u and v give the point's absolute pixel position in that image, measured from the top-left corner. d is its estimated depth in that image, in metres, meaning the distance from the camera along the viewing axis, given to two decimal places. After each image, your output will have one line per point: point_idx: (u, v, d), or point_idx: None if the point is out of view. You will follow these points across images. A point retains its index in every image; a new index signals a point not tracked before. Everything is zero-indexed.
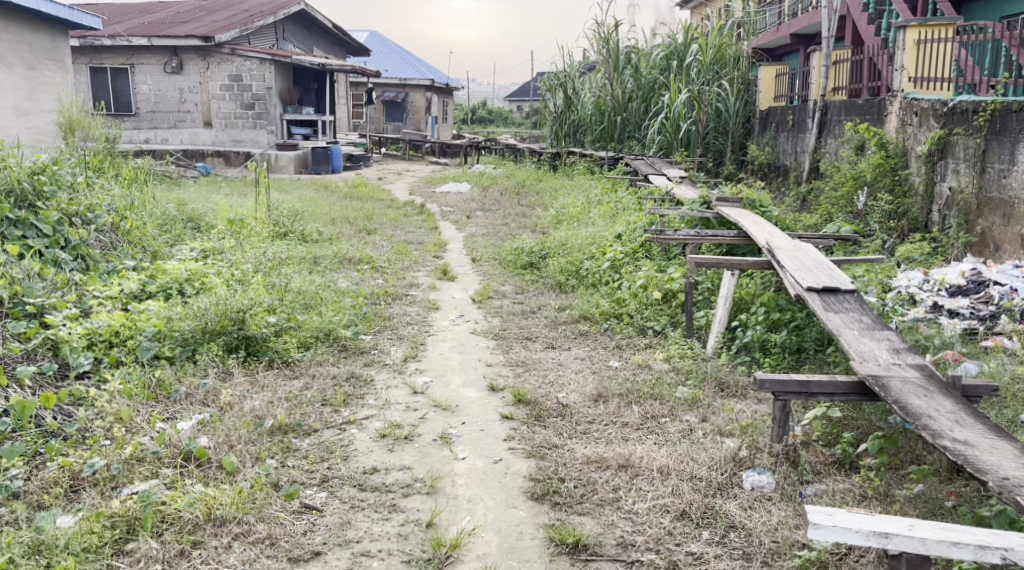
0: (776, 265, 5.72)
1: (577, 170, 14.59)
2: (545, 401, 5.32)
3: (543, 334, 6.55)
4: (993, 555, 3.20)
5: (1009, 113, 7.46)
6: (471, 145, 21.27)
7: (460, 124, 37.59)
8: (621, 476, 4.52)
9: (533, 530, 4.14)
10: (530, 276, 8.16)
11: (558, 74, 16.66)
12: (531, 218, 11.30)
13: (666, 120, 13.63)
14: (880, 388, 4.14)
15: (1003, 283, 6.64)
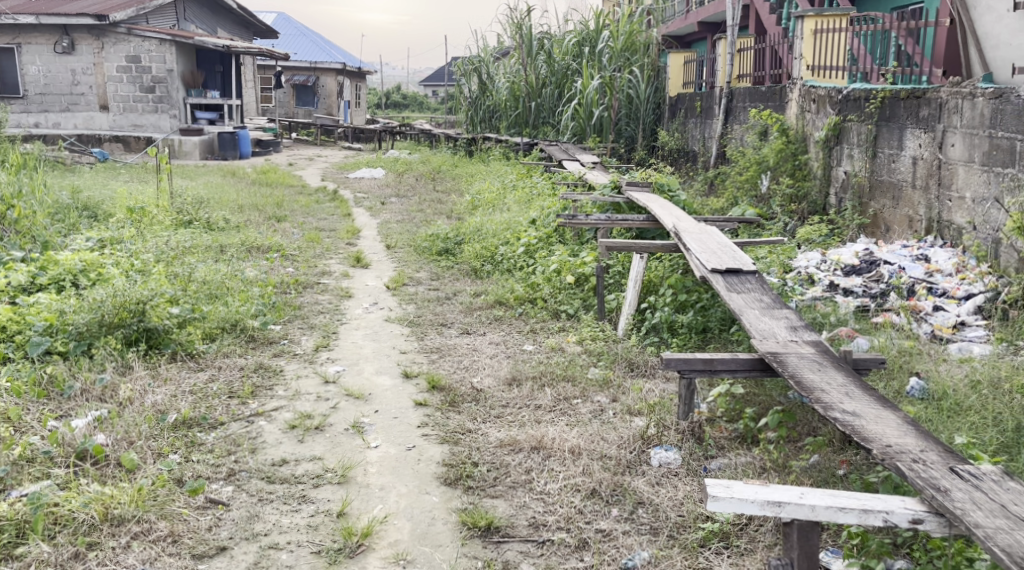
0: (682, 248, 5.86)
1: (493, 156, 14.66)
2: (459, 387, 5.36)
3: (457, 320, 6.60)
4: (875, 518, 3.30)
5: (897, 100, 7.75)
6: (383, 130, 21.10)
7: (373, 109, 37.31)
8: (533, 457, 4.60)
9: (446, 515, 4.18)
10: (445, 262, 8.18)
11: (472, 59, 16.61)
12: (446, 204, 11.29)
13: (579, 106, 13.79)
14: (778, 363, 4.30)
15: (893, 262, 6.93)
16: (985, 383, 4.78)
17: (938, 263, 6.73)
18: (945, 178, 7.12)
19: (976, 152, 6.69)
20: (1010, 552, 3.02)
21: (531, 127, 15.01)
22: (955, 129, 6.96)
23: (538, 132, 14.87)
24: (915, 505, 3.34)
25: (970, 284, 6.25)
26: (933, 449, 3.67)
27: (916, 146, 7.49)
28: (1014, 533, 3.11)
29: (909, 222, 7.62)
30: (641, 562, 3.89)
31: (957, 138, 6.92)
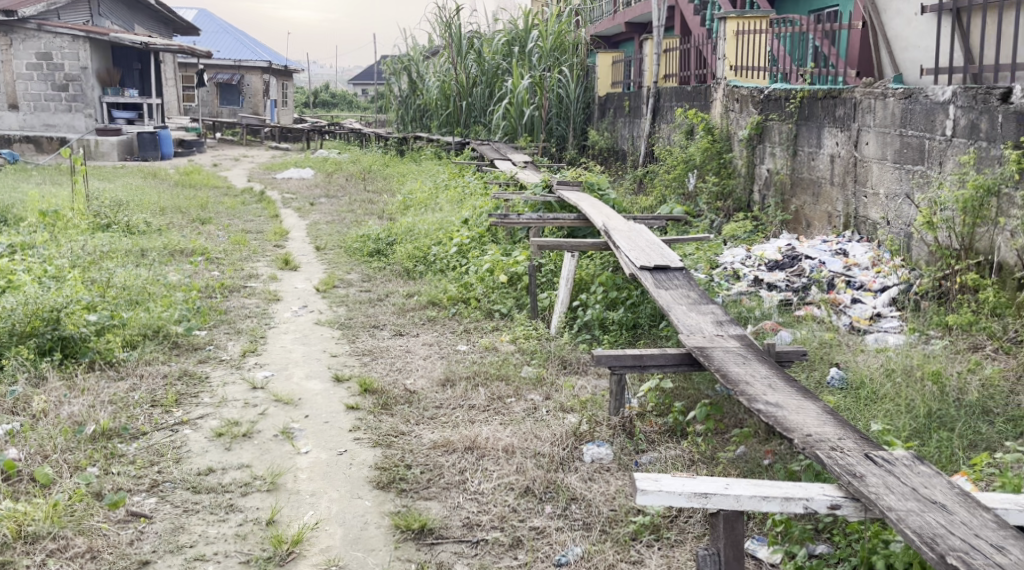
0: (612, 246, 5.95)
1: (425, 155, 14.64)
2: (392, 389, 5.37)
3: (389, 321, 6.59)
4: (797, 506, 3.26)
5: (815, 100, 8.00)
6: (312, 129, 20.90)
7: (301, 108, 36.89)
8: (467, 457, 4.62)
9: (379, 519, 4.18)
10: (377, 263, 8.15)
11: (401, 58, 16.56)
12: (377, 204, 11.25)
13: (510, 106, 13.79)
14: (704, 358, 4.41)
15: (814, 256, 7.14)
16: (899, 370, 4.96)
17: (856, 256, 6.96)
18: (860, 175, 7.36)
19: (889, 149, 6.93)
20: (920, 532, 2.97)
21: (462, 127, 14.99)
22: (869, 128, 7.20)
23: (470, 131, 14.87)
24: (833, 491, 3.34)
25: (885, 276, 6.48)
26: (850, 437, 3.78)
27: (833, 145, 7.73)
28: (924, 514, 3.08)
29: (828, 218, 7.87)
30: (574, 558, 3.92)
31: (871, 137, 7.17)
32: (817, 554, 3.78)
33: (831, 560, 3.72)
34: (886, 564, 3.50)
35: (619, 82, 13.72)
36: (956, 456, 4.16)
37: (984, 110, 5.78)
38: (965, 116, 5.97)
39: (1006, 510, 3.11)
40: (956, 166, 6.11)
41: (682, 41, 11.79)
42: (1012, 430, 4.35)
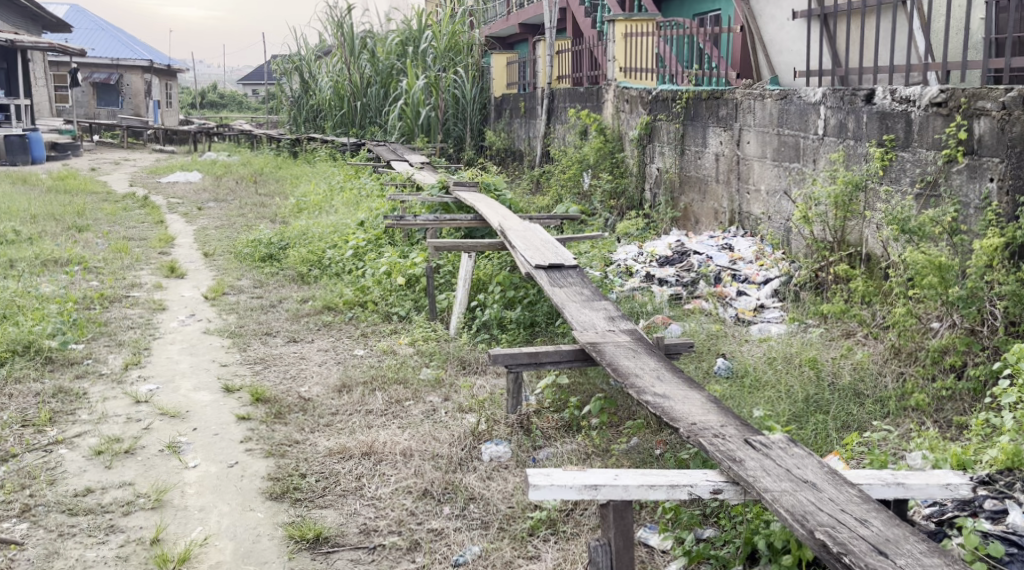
0: (508, 246, 6.03)
1: (319, 157, 14.47)
2: (285, 398, 5.33)
3: (283, 328, 6.53)
4: (682, 493, 3.33)
5: (700, 101, 8.25)
6: (199, 130, 20.40)
7: (188, 109, 35.92)
8: (364, 463, 4.58)
9: (272, 530, 4.08)
10: (269, 268, 8.06)
11: (293, 57, 16.47)
12: (269, 207, 11.09)
13: (405, 106, 13.70)
14: (596, 352, 4.47)
15: (701, 252, 7.40)
16: (780, 358, 5.19)
17: (740, 251, 7.23)
18: (743, 173, 7.65)
19: (768, 148, 7.22)
20: (792, 510, 3.11)
21: (358, 128, 14.87)
22: (750, 128, 7.48)
23: (365, 132, 14.73)
24: (715, 477, 3.43)
25: (768, 269, 6.77)
26: (732, 423, 3.83)
27: (718, 144, 8.00)
28: (796, 493, 3.22)
29: (715, 215, 8.16)
30: (472, 557, 3.85)
31: (752, 136, 7.45)
32: (705, 538, 3.87)
33: (717, 542, 3.79)
34: (766, 542, 3.56)
35: (515, 82, 13.86)
36: (830, 438, 4.39)
37: (850, 111, 6.09)
38: (835, 116, 6.28)
39: (871, 485, 3.29)
40: (828, 163, 6.42)
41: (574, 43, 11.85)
42: (880, 411, 4.61)
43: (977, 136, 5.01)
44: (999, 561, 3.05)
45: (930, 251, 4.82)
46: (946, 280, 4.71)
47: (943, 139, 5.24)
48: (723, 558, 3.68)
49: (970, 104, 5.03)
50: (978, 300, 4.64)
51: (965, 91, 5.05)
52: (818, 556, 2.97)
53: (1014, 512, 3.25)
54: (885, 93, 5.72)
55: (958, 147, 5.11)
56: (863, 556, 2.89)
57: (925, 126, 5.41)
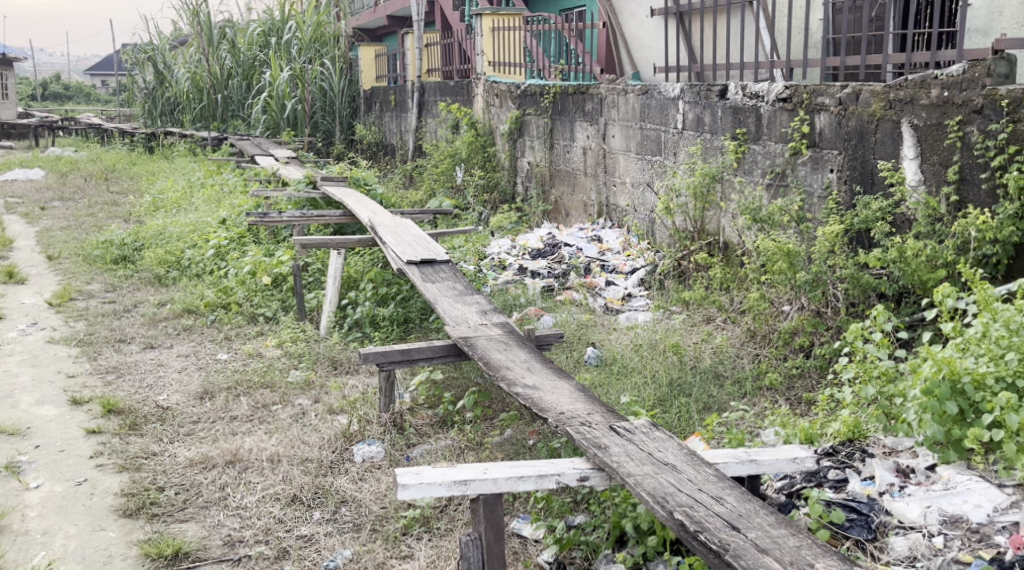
0: (380, 241, 5.99)
1: (177, 152, 14.02)
2: (141, 407, 5.17)
3: (138, 333, 6.35)
4: (550, 482, 3.41)
5: (566, 95, 8.40)
6: (42, 124, 19.36)
7: (29, 101, 33.96)
8: (228, 472, 4.46)
9: (125, 549, 3.93)
10: (123, 271, 7.81)
11: (145, 47, 15.71)
12: (122, 206, 10.71)
13: (270, 100, 13.45)
14: (467, 346, 4.47)
15: (571, 244, 7.58)
16: (645, 345, 5.38)
17: (609, 242, 7.47)
18: (610, 165, 7.85)
19: (632, 142, 7.44)
20: (653, 492, 3.24)
21: (219, 121, 14.57)
22: (614, 122, 7.68)
23: (228, 125, 14.42)
24: (582, 464, 3.53)
25: (634, 259, 6.99)
26: (598, 411, 3.93)
27: (584, 138, 8.18)
28: (658, 476, 3.35)
29: (584, 208, 8.37)
30: (343, 561, 3.82)
31: (616, 130, 7.64)
32: (576, 525, 3.97)
33: (587, 528, 3.90)
34: (633, 525, 3.70)
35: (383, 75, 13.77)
36: (692, 419, 4.60)
37: (706, 106, 6.34)
38: (692, 111, 6.52)
39: (726, 463, 3.47)
40: (687, 156, 6.68)
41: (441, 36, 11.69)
42: (738, 391, 4.83)
43: (818, 129, 5.31)
44: (841, 526, 3.26)
45: (779, 238, 5.13)
46: (795, 266, 5.02)
47: (788, 132, 5.53)
48: (592, 543, 3.81)
49: (811, 100, 5.33)
50: (822, 285, 4.93)
51: (807, 88, 5.35)
52: (677, 535, 3.10)
53: (853, 480, 3.48)
54: (737, 89, 5.99)
55: (802, 140, 5.41)
56: (718, 532, 3.02)
57: (773, 121, 5.69)
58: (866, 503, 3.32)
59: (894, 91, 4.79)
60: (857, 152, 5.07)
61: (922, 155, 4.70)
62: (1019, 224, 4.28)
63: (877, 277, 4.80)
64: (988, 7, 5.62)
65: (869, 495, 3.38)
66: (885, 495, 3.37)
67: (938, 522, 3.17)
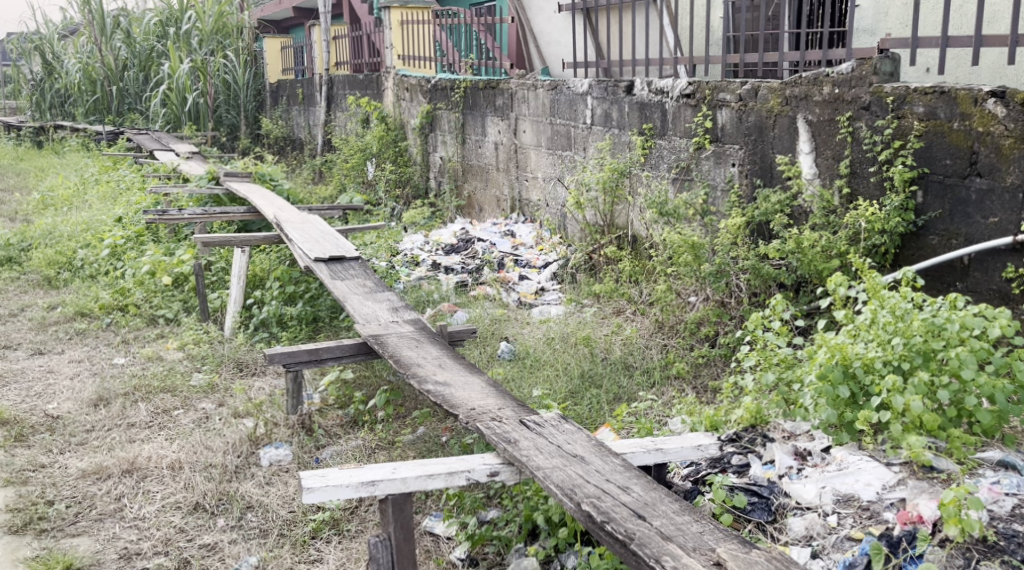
0: (286, 239, 5.90)
1: (68, 146, 13.23)
2: (30, 417, 4.99)
3: (27, 339, 6.14)
4: (460, 479, 3.43)
5: (477, 90, 8.41)
6: None
7: None
8: (125, 482, 4.34)
9: (11, 568, 3.75)
10: (9, 273, 7.54)
11: (31, 36, 15.08)
12: (9, 205, 10.29)
13: (169, 91, 12.93)
14: (377, 345, 4.45)
15: (484, 239, 7.63)
16: (557, 338, 5.44)
17: (522, 237, 7.52)
18: (521, 160, 7.91)
19: (542, 137, 7.49)
20: (561, 485, 3.29)
21: (114, 114, 13.87)
22: (524, 117, 7.72)
23: (123, 119, 13.78)
24: (492, 460, 3.56)
25: (547, 254, 7.08)
26: (509, 405, 3.96)
27: (496, 133, 8.21)
28: (567, 468, 3.40)
29: (497, 202, 8.41)
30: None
31: (527, 125, 7.69)
32: (488, 520, 4.01)
33: (499, 523, 3.94)
34: (544, 517, 3.76)
35: (289, 68, 13.55)
36: (603, 410, 4.67)
37: (614, 101, 6.43)
38: (600, 106, 6.61)
39: (633, 453, 3.54)
40: (596, 151, 6.77)
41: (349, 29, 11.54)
42: (647, 381, 4.93)
43: (720, 125, 5.45)
44: (743, 510, 3.38)
45: (685, 231, 5.28)
46: (699, 257, 5.18)
47: (692, 127, 5.66)
48: (504, 537, 3.85)
49: (713, 95, 5.46)
50: (725, 275, 5.08)
51: (709, 84, 5.48)
52: (585, 527, 3.15)
53: (755, 465, 3.61)
54: (643, 85, 6.09)
55: (705, 135, 5.55)
56: (624, 522, 3.07)
57: (677, 116, 5.82)
58: (767, 486, 3.44)
59: (790, 88, 4.96)
60: (757, 147, 5.23)
61: (816, 149, 4.88)
62: (905, 215, 4.48)
63: (776, 268, 4.96)
64: (875, 7, 5.84)
65: (770, 478, 3.51)
66: (784, 477, 3.52)
67: (832, 502, 3.30)
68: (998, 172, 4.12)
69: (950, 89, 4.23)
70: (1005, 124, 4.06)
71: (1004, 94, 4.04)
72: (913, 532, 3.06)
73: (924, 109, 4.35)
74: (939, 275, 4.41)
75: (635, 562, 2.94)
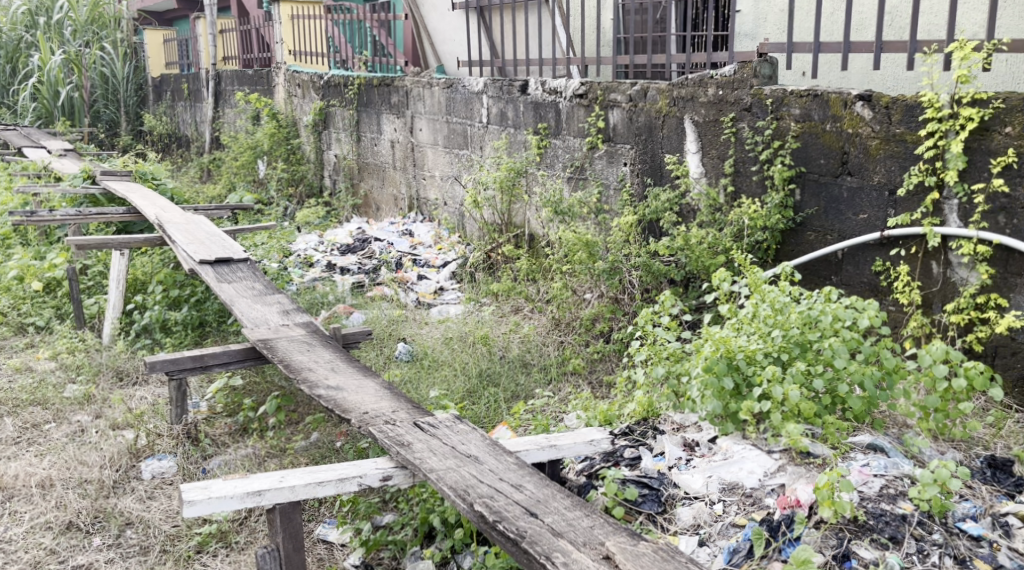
0: (169, 240, 5.70)
1: None
2: None
3: None
4: (351, 484, 3.36)
5: (372, 88, 8.31)
6: None
7: None
8: None
9: None
10: None
11: None
12: None
13: (39, 84, 12.11)
14: (267, 349, 4.33)
15: (381, 238, 7.55)
16: (455, 338, 5.40)
17: (420, 236, 7.47)
18: (417, 159, 7.85)
19: (439, 135, 7.45)
20: (454, 486, 3.26)
21: None
22: (420, 115, 7.66)
23: None
24: (385, 464, 3.50)
25: (446, 253, 7.05)
26: (403, 407, 3.90)
27: (391, 131, 8.13)
28: (460, 469, 3.37)
29: (394, 201, 8.34)
30: None
31: (423, 124, 7.63)
32: (383, 525, 3.95)
33: (394, 527, 3.89)
34: (440, 519, 3.72)
35: (172, 62, 13.18)
36: (500, 409, 4.67)
37: (509, 100, 6.44)
38: (496, 105, 6.60)
39: (527, 451, 3.53)
40: (492, 150, 6.77)
41: (236, 23, 11.24)
42: (544, 378, 4.95)
43: (612, 125, 5.52)
44: (634, 503, 3.40)
45: (579, 230, 5.33)
46: (594, 256, 5.21)
47: (585, 127, 5.72)
48: (399, 542, 3.80)
49: (605, 96, 5.52)
50: (619, 272, 5.13)
51: (600, 85, 5.53)
52: (478, 527, 3.13)
53: (645, 458, 3.65)
54: (537, 85, 6.11)
55: (598, 135, 5.62)
56: (516, 520, 3.06)
57: (571, 116, 5.87)
58: (657, 478, 3.48)
59: (677, 89, 5.04)
60: (647, 146, 5.31)
61: (703, 149, 4.99)
62: (785, 213, 4.61)
63: (666, 265, 5.03)
64: (754, 13, 5.98)
65: (660, 470, 3.55)
66: (673, 468, 3.56)
67: (718, 490, 3.36)
68: (866, 172, 4.28)
69: (823, 92, 4.37)
70: (872, 125, 4.22)
71: (871, 97, 4.20)
72: (791, 515, 3.14)
73: (799, 111, 4.49)
74: (816, 270, 4.56)
75: (526, 561, 2.94)
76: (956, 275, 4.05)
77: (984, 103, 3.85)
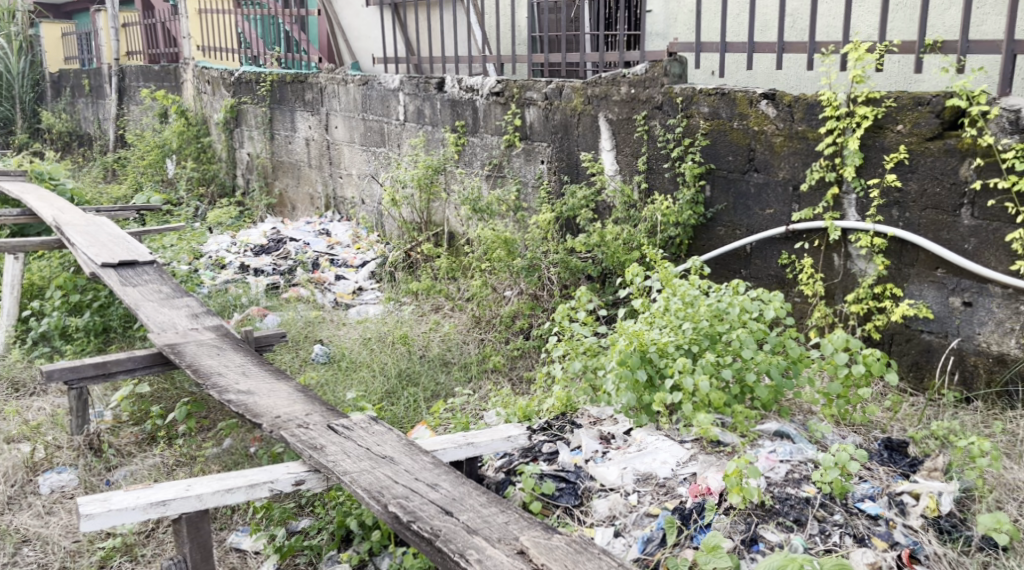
0: (67, 243, 5.49)
1: None
2: None
3: None
4: (262, 490, 3.28)
5: (284, 84, 8.12)
6: None
7: None
8: None
9: None
10: None
11: None
12: None
13: None
14: (174, 354, 4.20)
15: (297, 238, 7.43)
16: (374, 339, 5.31)
17: (337, 236, 7.37)
18: (333, 157, 7.72)
19: (355, 133, 7.34)
20: (369, 488, 3.20)
21: None
22: (335, 112, 7.54)
23: None
24: (297, 468, 3.41)
25: (364, 252, 6.95)
26: (317, 409, 3.81)
27: (306, 128, 7.98)
28: (375, 471, 3.30)
29: (310, 200, 8.19)
30: None
31: (338, 121, 7.51)
32: (299, 530, 3.86)
33: (311, 532, 3.80)
34: (357, 522, 3.66)
35: (72, 56, 12.72)
36: (420, 408, 4.62)
37: (425, 98, 6.38)
38: (412, 103, 6.54)
39: (444, 449, 3.49)
40: (410, 147, 6.70)
41: (140, 17, 10.91)
42: (464, 376, 4.91)
43: (529, 123, 5.51)
44: (551, 496, 3.38)
45: (497, 227, 5.36)
46: (512, 252, 5.25)
47: (502, 125, 5.70)
48: (315, 546, 3.71)
49: (521, 94, 5.50)
50: (538, 269, 5.16)
51: (516, 83, 5.51)
52: (392, 528, 3.08)
53: (563, 451, 3.62)
54: (453, 82, 6.06)
55: (515, 133, 5.59)
56: (432, 520, 3.02)
57: (487, 114, 5.84)
58: (573, 472, 3.47)
59: (591, 88, 5.06)
60: (563, 144, 5.32)
61: (617, 147, 5.02)
62: (696, 208, 4.65)
63: (583, 261, 5.05)
64: (665, 13, 6.03)
65: (576, 463, 3.54)
66: (590, 461, 3.55)
67: (632, 481, 3.37)
68: (772, 168, 4.35)
69: (729, 91, 4.42)
70: (776, 123, 4.29)
71: (774, 95, 4.26)
72: (701, 503, 3.18)
73: (708, 110, 4.53)
74: (726, 264, 4.62)
75: (441, 560, 2.90)
76: (856, 266, 4.15)
77: (878, 102, 3.94)
